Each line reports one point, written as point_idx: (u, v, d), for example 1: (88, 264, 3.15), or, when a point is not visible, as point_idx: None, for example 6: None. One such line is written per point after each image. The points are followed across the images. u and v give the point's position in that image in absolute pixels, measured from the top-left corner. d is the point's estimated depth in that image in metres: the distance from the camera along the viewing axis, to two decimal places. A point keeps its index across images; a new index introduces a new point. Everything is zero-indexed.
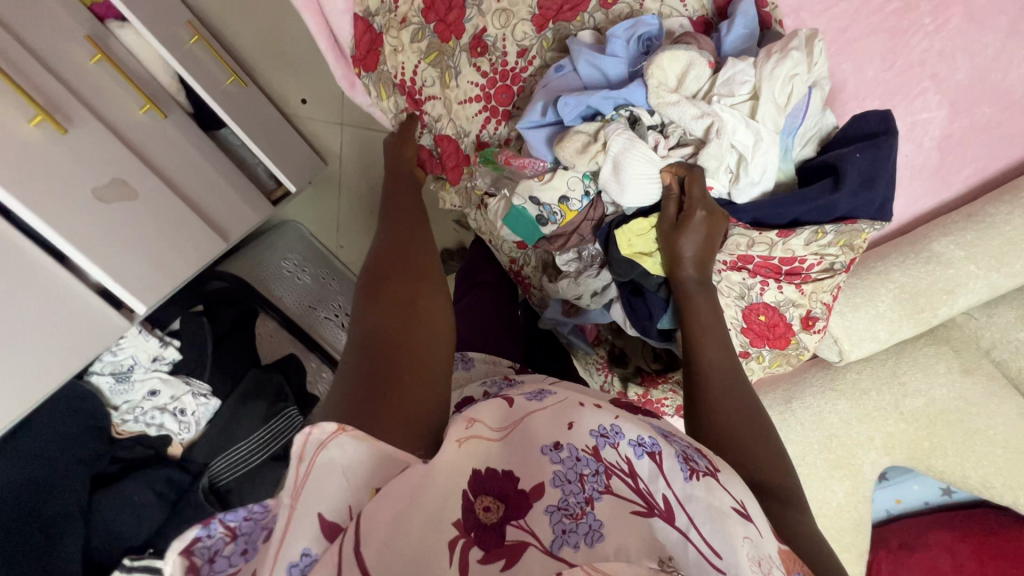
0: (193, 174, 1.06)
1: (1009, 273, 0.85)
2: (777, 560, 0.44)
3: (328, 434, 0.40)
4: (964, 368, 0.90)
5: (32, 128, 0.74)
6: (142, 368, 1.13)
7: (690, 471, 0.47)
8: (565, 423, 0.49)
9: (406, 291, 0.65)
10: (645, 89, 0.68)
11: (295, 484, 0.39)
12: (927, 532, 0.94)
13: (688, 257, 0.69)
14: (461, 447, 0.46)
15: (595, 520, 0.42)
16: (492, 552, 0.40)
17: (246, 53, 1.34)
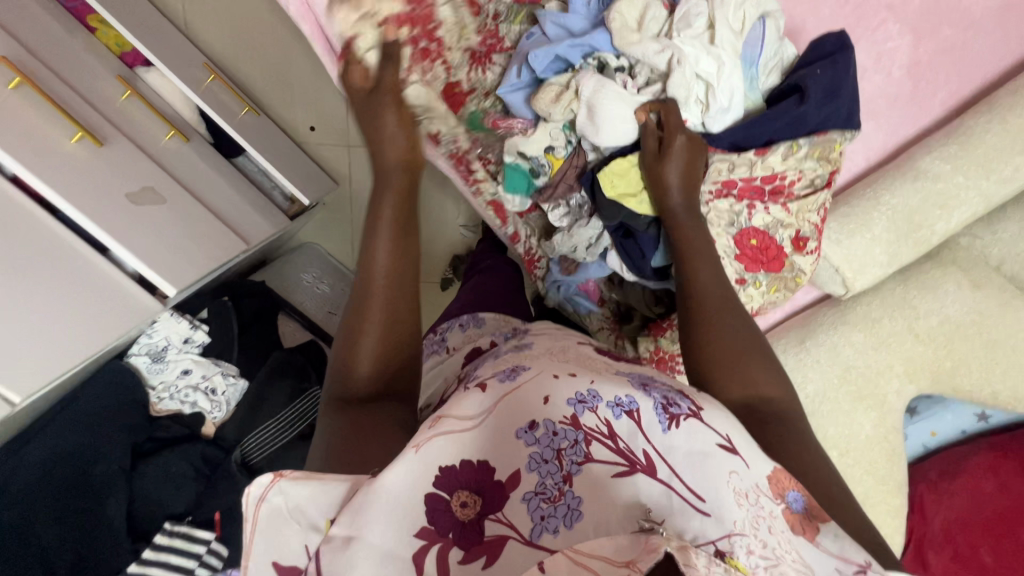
0: (214, 189, 1.13)
1: (999, 179, 0.85)
2: (763, 487, 0.54)
3: (264, 488, 0.48)
4: (974, 284, 0.89)
5: (73, 143, 0.83)
6: (174, 348, 1.07)
7: (668, 420, 0.55)
8: (541, 398, 0.55)
9: (365, 338, 0.63)
10: (609, 34, 0.74)
11: (251, 542, 0.47)
12: (966, 457, 0.89)
13: (676, 183, 0.74)
14: (419, 452, 0.49)
15: (573, 499, 0.48)
16: (472, 552, 0.46)
17: (257, 90, 1.48)
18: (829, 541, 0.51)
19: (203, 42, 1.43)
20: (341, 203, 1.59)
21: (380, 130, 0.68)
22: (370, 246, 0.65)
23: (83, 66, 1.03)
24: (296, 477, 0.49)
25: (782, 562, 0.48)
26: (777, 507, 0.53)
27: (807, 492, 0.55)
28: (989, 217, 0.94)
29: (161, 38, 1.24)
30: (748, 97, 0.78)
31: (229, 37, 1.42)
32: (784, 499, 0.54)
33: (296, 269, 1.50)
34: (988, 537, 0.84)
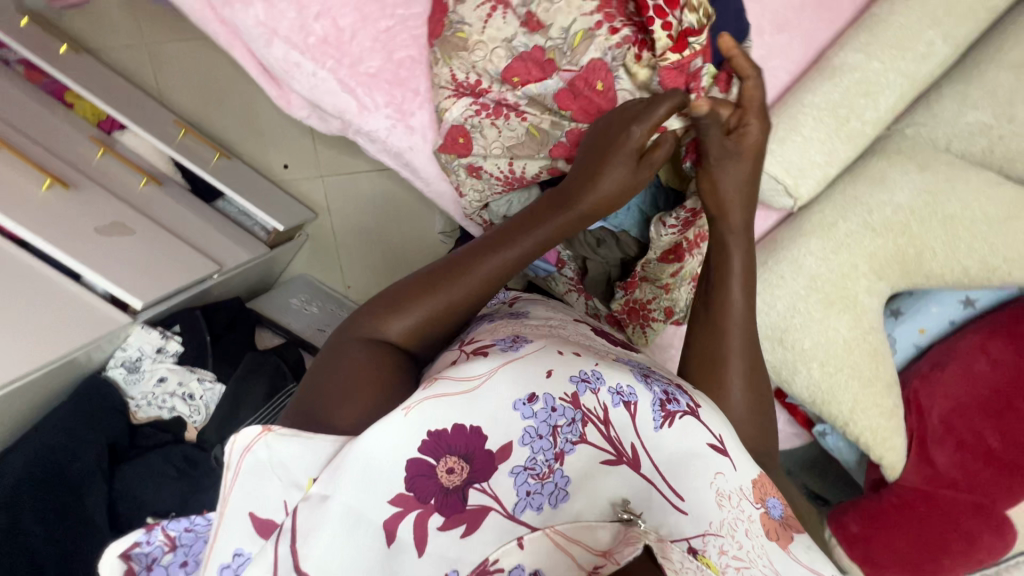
0: (187, 225, 1.20)
1: (916, 57, 0.85)
2: (749, 491, 0.56)
3: (252, 438, 0.46)
4: (921, 165, 0.87)
5: (44, 191, 0.92)
6: (148, 358, 0.94)
7: (663, 418, 0.57)
8: (545, 370, 0.57)
9: (433, 302, 0.65)
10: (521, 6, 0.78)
11: (228, 491, 0.44)
12: (955, 343, 0.84)
13: (734, 187, 0.71)
14: (408, 415, 0.50)
15: (560, 480, 0.52)
16: (452, 518, 0.47)
17: (232, 139, 1.59)
18: (802, 552, 0.54)
19: (177, 106, 1.57)
20: (323, 234, 1.66)
21: (597, 178, 0.68)
22: (511, 242, 0.67)
23: (59, 132, 1.15)
24: (284, 432, 0.47)
25: (754, 564, 0.50)
26: (760, 510, 0.56)
27: (785, 501, 0.58)
28: (928, 101, 0.92)
29: (134, 105, 1.37)
30: None
31: (199, 96, 1.55)
32: (764, 504, 0.56)
33: (285, 293, 1.57)
34: (989, 420, 0.78)
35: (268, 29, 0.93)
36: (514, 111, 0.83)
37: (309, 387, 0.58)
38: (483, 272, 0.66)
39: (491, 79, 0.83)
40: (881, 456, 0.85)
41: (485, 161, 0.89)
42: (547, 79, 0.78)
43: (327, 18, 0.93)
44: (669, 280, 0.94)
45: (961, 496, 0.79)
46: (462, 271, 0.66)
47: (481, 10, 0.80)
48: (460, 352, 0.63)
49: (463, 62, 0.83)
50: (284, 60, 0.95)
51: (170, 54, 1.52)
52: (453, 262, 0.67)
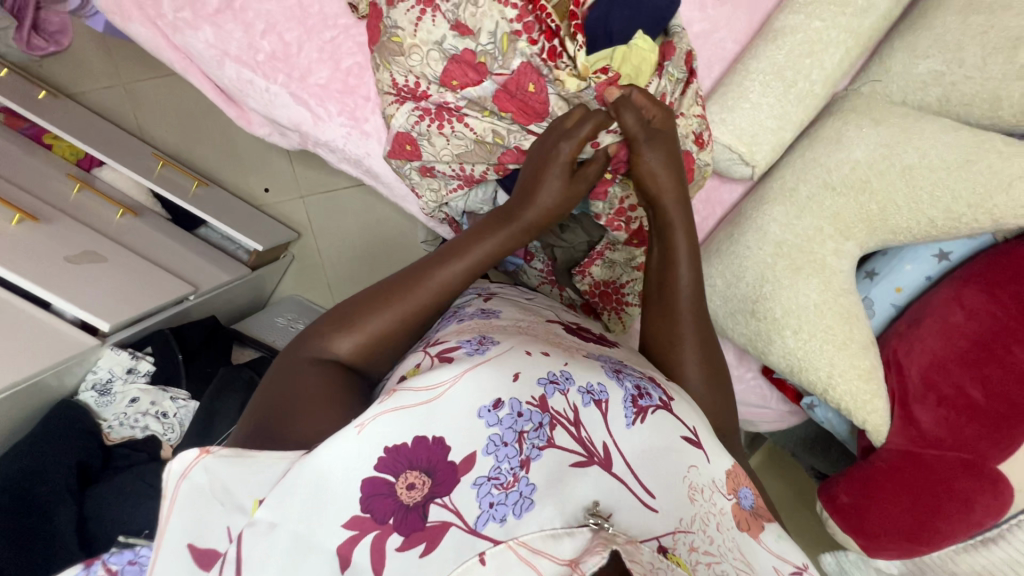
0: (164, 251, 1.23)
1: (857, 11, 0.84)
2: (720, 484, 0.53)
3: (189, 464, 0.43)
4: (876, 119, 0.85)
5: (15, 225, 0.95)
6: (119, 380, 0.96)
7: (635, 414, 0.52)
8: (511, 373, 0.50)
9: (386, 317, 0.61)
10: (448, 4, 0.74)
11: (164, 522, 0.41)
12: (929, 298, 0.81)
13: (660, 172, 0.67)
14: (361, 432, 0.44)
15: (526, 488, 0.44)
16: (412, 538, 0.41)
17: (211, 167, 1.63)
18: (772, 541, 0.52)
19: (157, 141, 1.61)
20: (307, 253, 1.65)
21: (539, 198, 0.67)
22: (458, 251, 0.64)
23: (36, 172, 1.20)
24: (225, 453, 0.44)
25: (723, 559, 0.47)
26: (729, 502, 0.53)
27: (755, 492, 0.56)
28: (879, 58, 0.90)
29: (112, 141, 1.41)
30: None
31: (177, 130, 1.60)
32: (736, 495, 0.53)
33: (269, 313, 1.56)
34: (969, 372, 0.75)
35: (219, 50, 0.96)
36: (458, 116, 0.79)
37: (257, 411, 0.53)
38: (435, 284, 0.62)
39: (430, 82, 0.79)
40: (864, 420, 0.82)
41: (439, 162, 0.85)
42: (484, 81, 0.75)
43: (274, 34, 0.95)
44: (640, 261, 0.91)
45: (947, 454, 0.76)
46: (413, 283, 0.62)
47: (412, 12, 0.76)
48: (424, 356, 0.57)
49: (400, 66, 0.79)
50: (238, 79, 0.98)
51: (148, 92, 1.57)
52: (402, 276, 0.63)
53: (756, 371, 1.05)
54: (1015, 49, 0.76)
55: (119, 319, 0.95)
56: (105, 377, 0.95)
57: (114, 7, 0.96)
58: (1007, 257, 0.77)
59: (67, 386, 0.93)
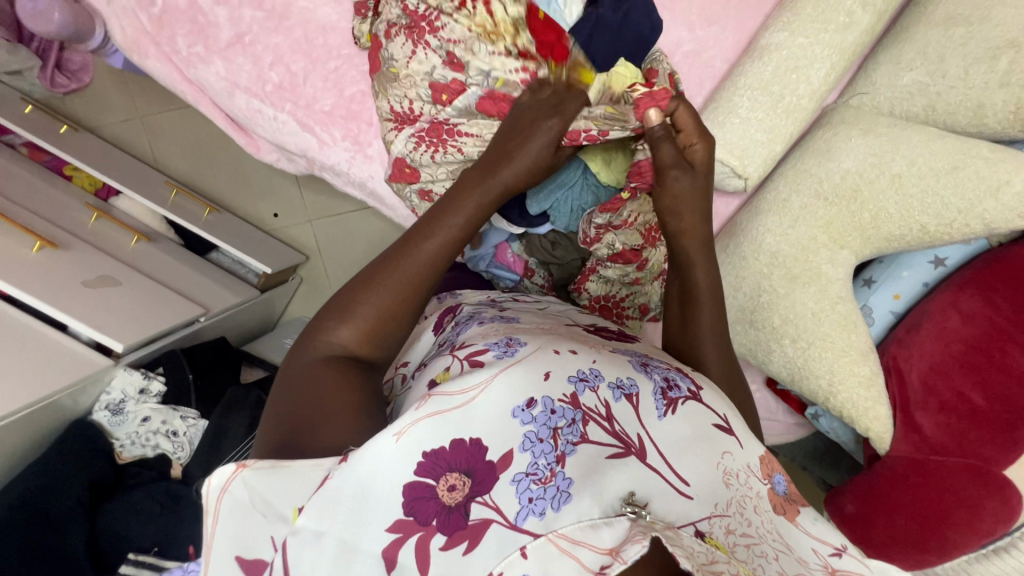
0: (176, 275, 1.27)
1: (840, 27, 0.86)
2: (754, 468, 0.53)
3: (228, 477, 0.44)
4: (865, 130, 0.87)
5: (36, 252, 1.00)
6: (131, 401, 0.97)
7: (666, 406, 0.52)
8: (542, 373, 0.49)
9: (381, 297, 0.61)
10: (444, 37, 0.78)
11: (213, 534, 0.44)
12: (927, 304, 0.81)
13: (682, 206, 0.69)
14: (399, 440, 0.44)
15: (564, 481, 0.44)
16: (455, 537, 0.42)
17: (223, 194, 1.68)
18: (810, 523, 0.52)
19: (172, 169, 1.68)
20: (316, 275, 1.69)
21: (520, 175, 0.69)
22: (438, 218, 0.64)
23: (57, 202, 1.25)
24: (261, 466, 0.45)
25: (763, 540, 0.47)
26: (765, 487, 0.52)
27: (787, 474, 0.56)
28: (866, 71, 0.93)
29: (129, 171, 1.47)
30: None
31: (190, 159, 1.66)
32: (770, 480, 0.53)
33: (278, 335, 1.59)
34: (969, 376, 0.75)
35: (230, 82, 1.01)
36: (451, 137, 0.81)
37: (275, 420, 0.53)
38: (421, 257, 0.62)
39: (422, 101, 0.82)
40: (867, 427, 0.81)
41: (435, 185, 0.87)
42: (469, 88, 0.78)
43: (281, 66, 1.00)
44: (635, 275, 0.91)
45: (952, 460, 0.75)
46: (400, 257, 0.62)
47: (407, 46, 0.81)
48: (453, 359, 0.55)
49: (396, 93, 0.84)
50: (248, 109, 1.03)
51: (163, 123, 1.64)
52: (387, 255, 0.63)
53: (760, 382, 1.05)
54: (996, 59, 0.78)
55: (133, 340, 0.97)
56: (117, 399, 0.96)
57: (132, 45, 1.01)
58: (1002, 262, 0.77)
59: (81, 407, 0.95)
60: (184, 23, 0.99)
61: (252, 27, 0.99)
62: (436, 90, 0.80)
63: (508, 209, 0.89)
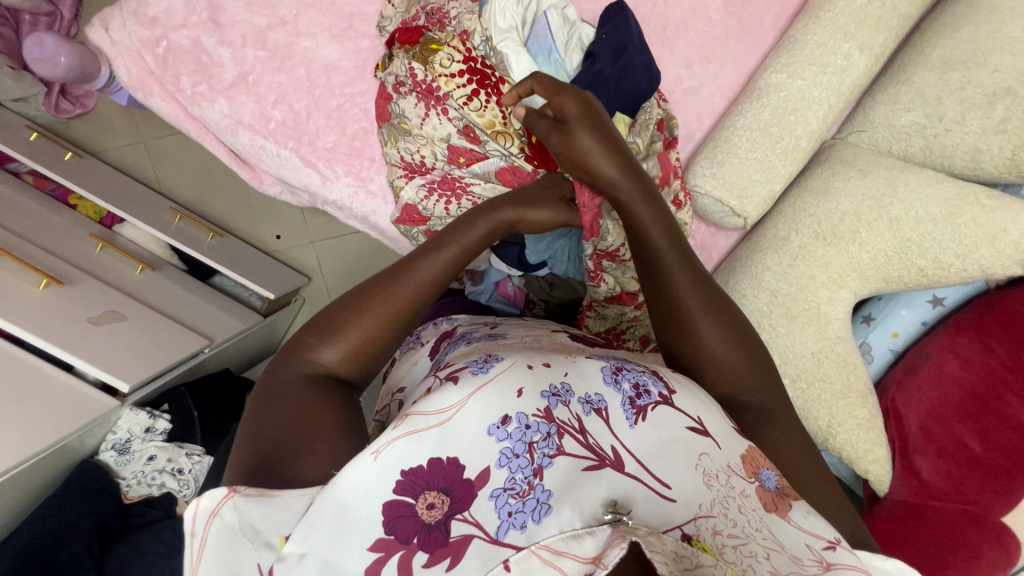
0: (181, 304, 1.28)
1: (837, 70, 0.87)
2: (735, 466, 0.50)
3: (218, 501, 0.45)
4: (862, 171, 0.88)
5: (42, 290, 1.02)
6: (136, 440, 0.99)
7: (635, 414, 0.50)
8: (515, 390, 0.49)
9: (369, 321, 0.60)
10: (455, 101, 0.81)
11: (199, 559, 0.44)
12: (924, 346, 0.82)
13: (595, 153, 0.64)
14: (378, 458, 0.45)
15: (543, 493, 0.44)
16: (437, 554, 0.41)
17: (225, 216, 1.68)
18: (801, 518, 0.48)
19: (174, 192, 1.68)
20: (318, 297, 1.69)
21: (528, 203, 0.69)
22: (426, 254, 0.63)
23: (61, 233, 1.26)
24: (250, 493, 0.45)
25: (752, 539, 0.43)
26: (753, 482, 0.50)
27: (777, 470, 0.52)
28: (863, 109, 0.94)
29: (133, 197, 1.48)
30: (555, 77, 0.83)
31: (193, 182, 1.67)
32: (757, 477, 0.50)
33: None
34: (967, 423, 0.76)
35: (233, 120, 1.02)
36: (466, 193, 0.86)
37: (252, 441, 0.52)
38: (411, 284, 0.61)
39: (435, 159, 0.87)
40: (867, 469, 0.82)
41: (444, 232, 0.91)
42: (489, 158, 0.83)
43: (284, 104, 1.01)
44: (635, 311, 0.88)
45: (952, 507, 0.77)
46: (393, 284, 0.61)
47: (420, 108, 0.84)
48: (434, 379, 0.56)
49: (407, 147, 0.88)
50: (251, 145, 1.03)
51: (166, 147, 1.65)
52: (379, 280, 0.62)
53: None
54: (992, 105, 0.78)
55: (137, 377, 0.98)
56: (124, 439, 0.99)
57: (137, 84, 1.02)
58: (997, 306, 0.78)
59: (88, 447, 0.96)
60: (188, 63, 1.00)
61: (255, 67, 1.00)
62: (454, 154, 0.85)
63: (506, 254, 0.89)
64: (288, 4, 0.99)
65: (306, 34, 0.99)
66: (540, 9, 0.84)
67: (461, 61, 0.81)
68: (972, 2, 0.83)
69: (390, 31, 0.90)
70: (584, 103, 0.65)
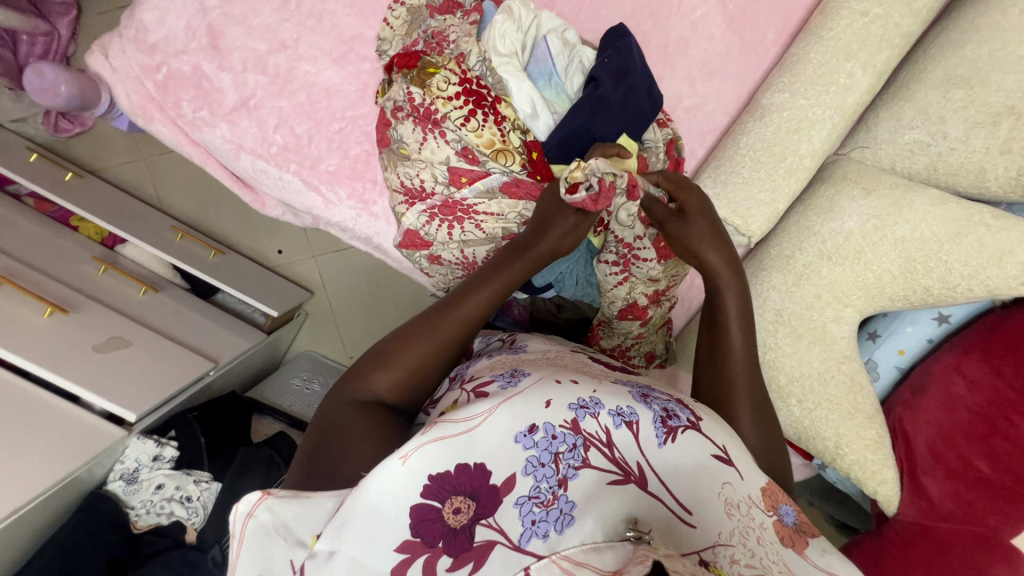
0: (185, 326, 1.28)
1: (839, 89, 0.87)
2: (756, 500, 0.48)
3: (253, 504, 0.44)
4: (867, 190, 0.87)
5: (46, 317, 1.02)
6: (145, 469, 1.00)
7: (666, 434, 0.49)
8: (542, 401, 0.48)
9: (419, 350, 0.59)
10: (452, 124, 0.80)
11: (236, 555, 0.44)
12: (930, 365, 0.82)
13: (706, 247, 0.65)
14: (406, 463, 0.44)
15: (566, 504, 0.43)
16: (460, 558, 0.41)
17: (226, 232, 1.68)
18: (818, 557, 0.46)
19: (175, 209, 1.68)
20: (320, 311, 1.68)
21: (546, 224, 0.66)
22: (473, 286, 0.63)
23: (64, 257, 1.26)
24: (284, 495, 0.45)
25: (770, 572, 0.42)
26: (773, 518, 0.48)
27: (797, 507, 0.51)
28: (866, 125, 0.93)
29: (134, 215, 1.47)
30: (556, 102, 0.82)
31: (193, 198, 1.67)
32: (776, 511, 0.49)
33: (286, 375, 1.56)
34: (975, 445, 0.76)
35: (235, 144, 1.02)
36: (469, 216, 0.85)
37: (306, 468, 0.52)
38: (460, 315, 0.61)
39: (435, 182, 0.86)
40: (875, 489, 0.83)
41: (447, 256, 0.91)
42: (491, 175, 0.82)
43: (286, 128, 1.00)
44: (640, 330, 0.89)
45: (960, 529, 0.77)
46: (440, 313, 0.61)
47: (417, 132, 0.84)
48: (461, 391, 0.56)
49: (406, 171, 0.87)
50: (253, 169, 1.03)
51: (166, 164, 1.65)
52: (428, 312, 0.62)
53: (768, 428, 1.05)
54: (997, 125, 0.78)
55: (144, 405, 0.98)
56: (132, 469, 0.99)
57: (137, 110, 1.02)
58: (1005, 328, 0.78)
59: (96, 477, 0.97)
60: (189, 88, 1.00)
61: (256, 91, 1.00)
62: (454, 175, 0.84)
63: None
64: (288, 28, 0.99)
65: (306, 58, 0.99)
66: (540, 34, 0.85)
67: (457, 83, 0.80)
68: (975, 20, 0.83)
69: (389, 56, 0.90)
70: (705, 201, 0.67)
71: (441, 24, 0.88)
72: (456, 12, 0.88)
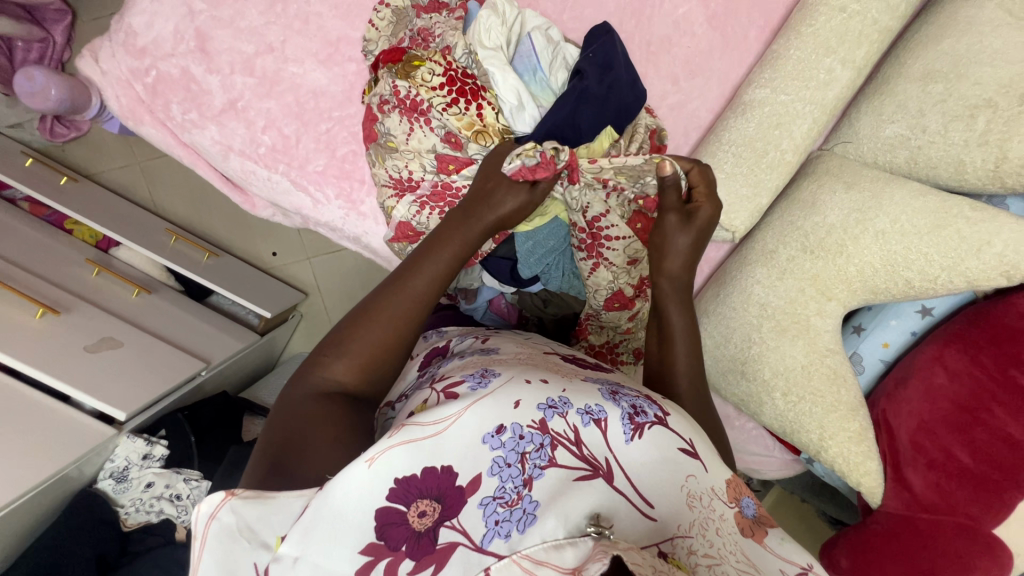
0: (177, 327, 1.29)
1: (820, 85, 0.88)
2: (719, 491, 0.50)
3: (217, 505, 0.44)
4: (848, 184, 0.88)
5: (38, 318, 1.03)
6: (135, 467, 1.01)
7: (633, 430, 0.49)
8: (511, 402, 0.48)
9: (373, 331, 0.61)
10: (438, 115, 0.82)
11: (198, 559, 0.44)
12: (913, 357, 0.82)
13: (685, 256, 0.70)
14: (372, 466, 0.44)
15: (530, 504, 0.44)
16: (422, 561, 0.42)
17: (220, 235, 1.69)
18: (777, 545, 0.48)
19: (169, 212, 1.69)
20: (315, 313, 1.69)
21: (492, 195, 0.69)
22: (418, 264, 0.65)
23: (58, 259, 1.28)
24: (249, 495, 0.45)
25: (727, 561, 0.43)
26: (734, 510, 0.49)
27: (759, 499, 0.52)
28: (849, 120, 0.94)
29: (129, 219, 1.49)
30: (541, 95, 0.83)
31: (187, 201, 1.68)
32: (738, 503, 0.50)
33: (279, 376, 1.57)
34: (956, 436, 0.77)
35: (223, 146, 1.03)
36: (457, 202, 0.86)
37: (266, 456, 0.52)
38: (411, 292, 0.63)
39: (423, 171, 0.87)
40: (859, 481, 0.83)
41: None
42: (475, 162, 0.83)
43: (274, 129, 1.02)
44: (628, 324, 0.89)
45: (942, 520, 0.77)
46: (391, 293, 0.62)
47: (404, 123, 0.85)
48: (432, 390, 0.56)
49: (394, 164, 0.88)
50: (242, 170, 1.04)
51: (160, 167, 1.67)
52: (381, 290, 0.63)
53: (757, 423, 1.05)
54: (974, 117, 0.79)
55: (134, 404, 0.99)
56: (122, 467, 1.00)
57: (127, 112, 1.04)
58: (985, 319, 0.78)
59: (86, 475, 0.98)
60: (178, 91, 1.02)
61: (244, 93, 1.01)
62: (441, 162, 0.85)
63: (498, 272, 0.88)
64: (275, 30, 1.00)
65: (293, 60, 1.00)
66: (524, 30, 0.85)
67: (441, 74, 0.81)
68: (954, 15, 0.83)
69: (376, 55, 0.91)
70: (712, 219, 0.71)
71: (427, 23, 0.89)
72: (442, 11, 0.89)
